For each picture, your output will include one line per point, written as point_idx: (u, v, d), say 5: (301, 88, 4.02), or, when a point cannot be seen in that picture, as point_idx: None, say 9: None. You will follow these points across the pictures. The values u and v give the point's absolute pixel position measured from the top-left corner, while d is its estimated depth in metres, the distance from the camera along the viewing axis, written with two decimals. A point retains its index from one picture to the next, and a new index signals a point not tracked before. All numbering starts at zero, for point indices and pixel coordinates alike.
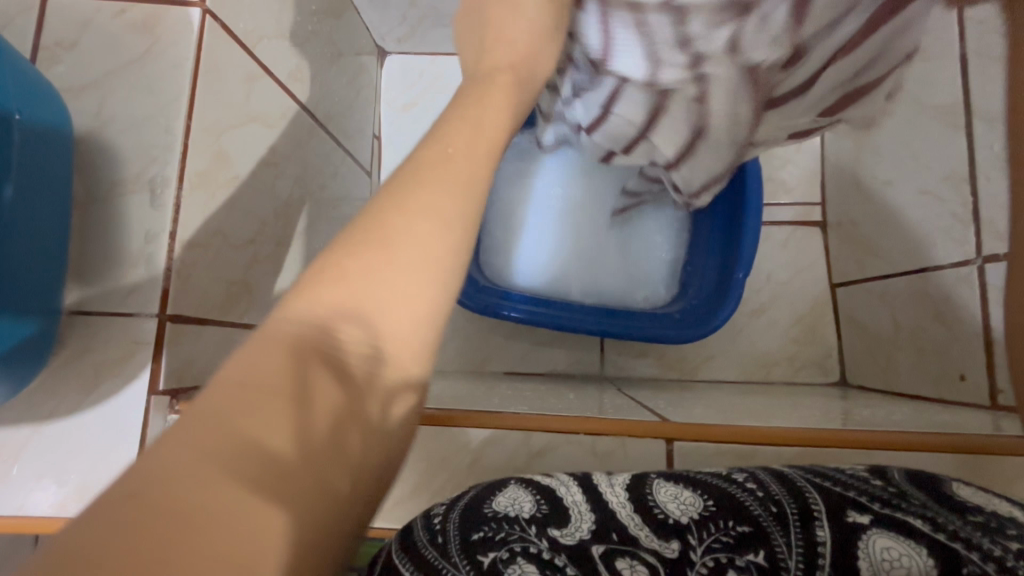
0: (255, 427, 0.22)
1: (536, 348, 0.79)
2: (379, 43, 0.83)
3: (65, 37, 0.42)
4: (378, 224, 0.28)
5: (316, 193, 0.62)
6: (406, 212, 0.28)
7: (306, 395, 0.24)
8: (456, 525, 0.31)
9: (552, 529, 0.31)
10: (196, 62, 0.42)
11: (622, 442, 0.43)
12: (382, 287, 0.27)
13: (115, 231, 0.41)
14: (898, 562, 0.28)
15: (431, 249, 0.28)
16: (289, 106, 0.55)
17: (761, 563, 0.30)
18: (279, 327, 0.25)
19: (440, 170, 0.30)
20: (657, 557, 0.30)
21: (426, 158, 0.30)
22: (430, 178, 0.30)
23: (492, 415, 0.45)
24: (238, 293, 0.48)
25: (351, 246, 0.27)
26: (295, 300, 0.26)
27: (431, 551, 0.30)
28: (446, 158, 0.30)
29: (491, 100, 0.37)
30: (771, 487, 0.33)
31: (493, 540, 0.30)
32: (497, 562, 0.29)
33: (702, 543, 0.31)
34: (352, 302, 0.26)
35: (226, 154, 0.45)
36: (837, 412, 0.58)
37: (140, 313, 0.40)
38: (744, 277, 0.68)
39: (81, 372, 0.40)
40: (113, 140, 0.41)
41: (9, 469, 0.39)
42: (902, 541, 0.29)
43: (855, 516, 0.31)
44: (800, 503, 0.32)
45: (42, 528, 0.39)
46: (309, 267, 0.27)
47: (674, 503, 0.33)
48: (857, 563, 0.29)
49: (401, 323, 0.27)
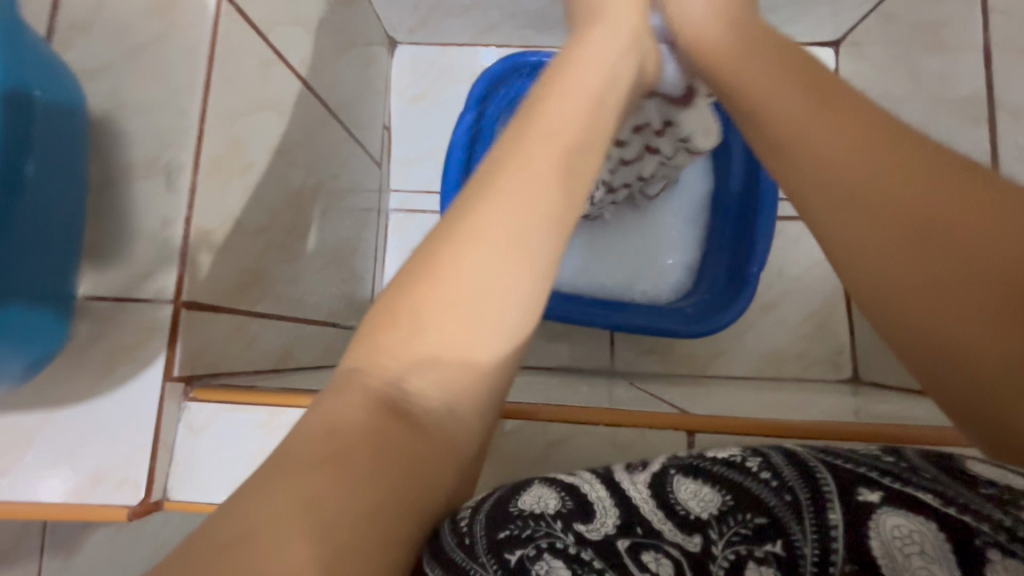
0: (328, 471, 0.25)
1: (548, 341, 0.79)
2: (390, 33, 0.82)
3: (80, 19, 0.41)
4: (445, 261, 0.31)
5: (326, 181, 0.62)
6: (454, 250, 0.31)
7: (372, 444, 0.27)
8: (484, 525, 0.29)
9: (577, 525, 0.30)
10: (210, 45, 0.41)
11: (640, 434, 0.42)
12: (445, 327, 0.29)
13: (131, 217, 0.40)
14: (910, 540, 0.28)
15: (489, 291, 0.30)
16: (302, 94, 0.55)
17: (779, 554, 0.29)
18: (357, 384, 0.28)
19: (507, 201, 0.32)
20: (681, 550, 0.29)
21: (481, 192, 0.33)
22: (496, 209, 0.32)
23: (511, 404, 0.44)
24: (249, 281, 0.48)
25: (416, 284, 0.30)
26: (359, 358, 0.29)
27: (460, 556, 0.28)
28: (501, 192, 0.33)
29: (563, 98, 0.38)
30: (784, 473, 0.31)
31: (519, 539, 0.29)
32: (524, 561, 0.28)
33: (722, 537, 0.30)
34: (406, 356, 0.29)
35: (239, 138, 0.45)
36: (850, 407, 0.58)
37: (155, 299, 0.39)
38: (758, 271, 0.67)
39: (95, 359, 0.40)
40: (129, 123, 0.41)
41: (22, 455, 0.39)
42: (912, 518, 0.28)
43: (865, 495, 0.30)
44: (813, 489, 0.30)
45: (59, 513, 0.39)
46: (371, 314, 0.31)
47: (695, 500, 0.31)
48: (869, 547, 0.29)
49: (456, 374, 0.29)
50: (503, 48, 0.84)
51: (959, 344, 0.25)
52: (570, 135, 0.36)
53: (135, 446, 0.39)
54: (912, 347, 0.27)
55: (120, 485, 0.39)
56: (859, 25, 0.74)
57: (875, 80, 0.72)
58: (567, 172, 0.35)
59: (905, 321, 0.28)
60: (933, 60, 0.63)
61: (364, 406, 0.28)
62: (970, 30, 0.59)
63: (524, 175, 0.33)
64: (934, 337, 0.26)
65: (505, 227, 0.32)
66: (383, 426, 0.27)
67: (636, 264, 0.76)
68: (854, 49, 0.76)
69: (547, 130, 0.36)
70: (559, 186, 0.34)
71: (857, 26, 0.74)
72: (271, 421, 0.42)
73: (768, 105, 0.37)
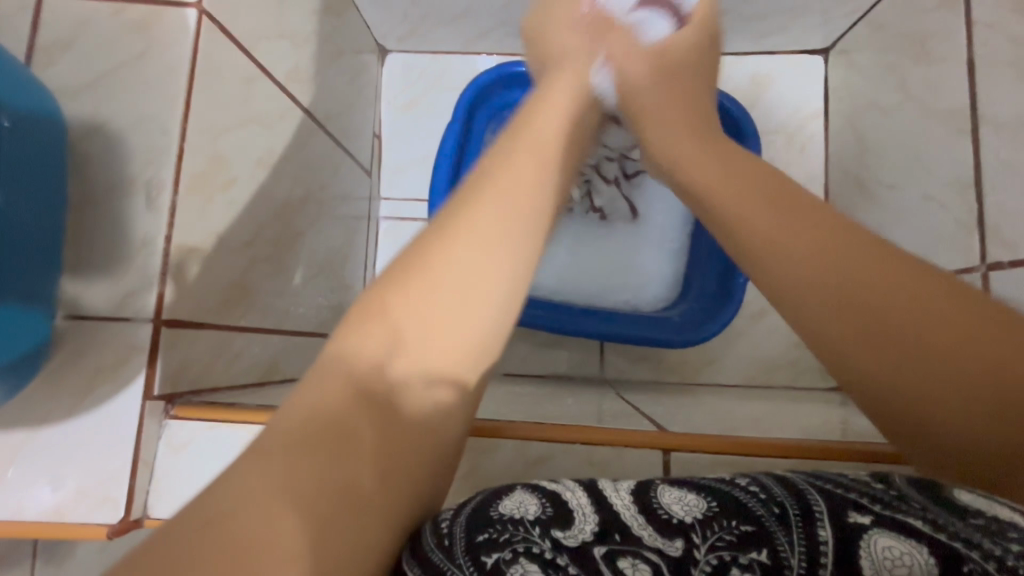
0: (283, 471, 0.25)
1: (538, 349, 0.79)
2: (380, 41, 0.82)
3: (61, 39, 0.41)
4: (422, 255, 0.32)
5: (314, 193, 0.62)
6: (447, 251, 0.31)
7: (342, 448, 0.26)
8: (462, 527, 0.30)
9: (555, 530, 0.30)
10: (192, 65, 0.42)
11: (618, 453, 0.43)
12: (425, 318, 0.30)
13: (111, 236, 0.40)
14: (899, 561, 0.27)
15: (472, 290, 0.31)
16: (289, 108, 0.55)
17: (764, 562, 0.29)
18: (341, 367, 0.28)
19: (497, 208, 0.34)
20: (660, 556, 0.29)
21: (479, 202, 0.34)
22: (470, 218, 0.33)
23: (491, 421, 0.45)
24: (234, 296, 0.48)
25: (408, 276, 0.31)
26: (347, 344, 0.29)
27: (437, 555, 0.29)
28: (498, 201, 0.34)
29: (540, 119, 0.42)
30: (773, 489, 0.32)
31: (497, 542, 0.29)
32: (499, 563, 0.29)
33: (706, 541, 0.30)
34: (394, 340, 0.29)
35: (223, 155, 0.45)
36: (837, 419, 0.58)
37: (136, 318, 0.40)
38: (745, 281, 0.67)
39: (77, 377, 0.40)
40: (110, 142, 0.41)
41: (4, 473, 0.39)
42: (903, 540, 0.27)
43: (856, 516, 0.29)
44: (803, 502, 0.30)
45: (39, 530, 0.39)
46: (354, 308, 0.30)
47: (678, 504, 0.32)
48: (859, 564, 0.28)
49: (435, 373, 0.29)
50: (495, 56, 0.84)
51: (888, 355, 0.30)
52: (539, 164, 0.38)
53: (116, 464, 0.40)
54: (869, 389, 0.30)
55: (101, 503, 0.39)
56: (849, 33, 0.75)
57: (864, 90, 0.72)
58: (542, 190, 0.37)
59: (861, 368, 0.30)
60: (917, 69, 0.62)
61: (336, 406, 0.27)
62: (955, 40, 0.56)
63: (505, 187, 0.35)
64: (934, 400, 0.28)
65: (494, 228, 0.33)
66: (359, 427, 0.27)
67: (625, 268, 0.77)
68: (844, 57, 0.76)
69: (532, 147, 0.39)
70: (530, 198, 0.36)
71: (846, 35, 0.75)
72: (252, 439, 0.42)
73: (744, 213, 0.38)
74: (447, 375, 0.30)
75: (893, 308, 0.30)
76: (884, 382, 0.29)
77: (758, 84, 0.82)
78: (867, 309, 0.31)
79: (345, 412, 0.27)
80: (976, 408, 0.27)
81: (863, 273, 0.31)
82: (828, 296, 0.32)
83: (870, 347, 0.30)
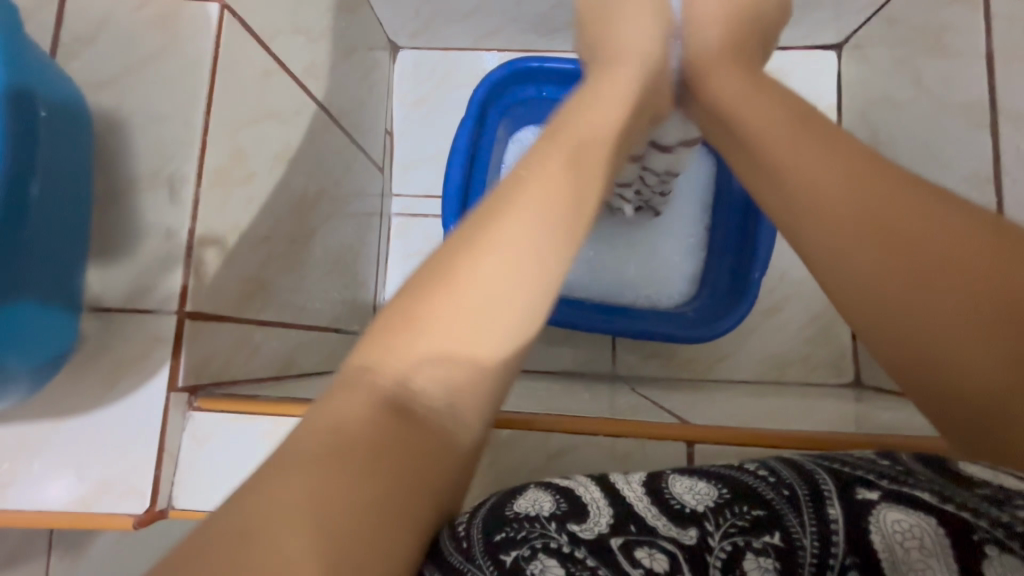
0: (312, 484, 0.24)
1: (551, 345, 0.79)
2: (392, 38, 0.82)
3: (83, 33, 0.41)
4: (451, 261, 0.30)
5: (329, 189, 0.62)
6: (476, 258, 0.30)
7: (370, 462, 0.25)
8: (479, 527, 0.31)
9: (571, 524, 0.31)
10: (214, 59, 0.42)
11: (641, 444, 0.43)
12: (451, 329, 0.28)
13: (134, 229, 0.40)
14: (910, 534, 0.27)
15: (501, 299, 0.30)
16: (304, 103, 0.55)
17: (778, 545, 0.29)
18: (369, 381, 0.27)
19: (529, 209, 0.32)
20: (675, 544, 0.29)
21: (509, 204, 0.32)
22: (501, 222, 0.32)
23: (511, 414, 0.45)
24: (253, 289, 0.48)
25: (431, 285, 0.30)
26: (373, 356, 0.28)
27: (457, 557, 0.29)
28: (528, 202, 0.33)
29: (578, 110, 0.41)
30: (783, 474, 0.32)
31: (514, 539, 0.30)
32: (519, 561, 0.29)
33: (719, 528, 0.30)
34: (419, 350, 0.28)
35: (242, 149, 0.45)
36: (852, 414, 0.58)
37: (160, 310, 0.40)
38: (760, 278, 0.67)
39: (101, 369, 0.40)
40: (133, 136, 0.41)
41: (29, 464, 0.39)
42: (911, 512, 0.27)
43: (864, 492, 0.29)
44: (811, 484, 0.31)
45: (64, 520, 0.39)
46: (381, 317, 0.30)
47: (689, 493, 0.32)
48: (872, 542, 0.28)
49: (462, 385, 0.28)
50: (506, 52, 0.84)
51: (923, 325, 0.30)
52: (574, 160, 0.36)
53: (140, 456, 0.40)
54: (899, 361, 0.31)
55: (125, 496, 0.40)
56: (862, 27, 0.74)
57: (878, 84, 0.72)
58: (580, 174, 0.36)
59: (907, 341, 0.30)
60: (932, 62, 0.62)
61: (366, 415, 0.27)
62: (974, 34, 0.56)
63: (542, 169, 0.34)
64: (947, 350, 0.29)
65: (524, 232, 0.32)
66: (389, 436, 0.26)
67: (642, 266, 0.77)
68: (857, 52, 0.76)
69: (570, 141, 0.37)
70: (565, 198, 0.34)
71: (859, 29, 0.75)
72: (275, 430, 0.43)
73: (787, 171, 0.38)
74: (475, 388, 0.28)
75: (909, 283, 0.31)
76: (922, 361, 0.30)
77: None
78: (883, 271, 0.32)
79: (374, 425, 0.26)
80: (989, 365, 0.27)
81: (895, 223, 0.32)
82: (855, 246, 0.33)
83: (912, 315, 0.30)
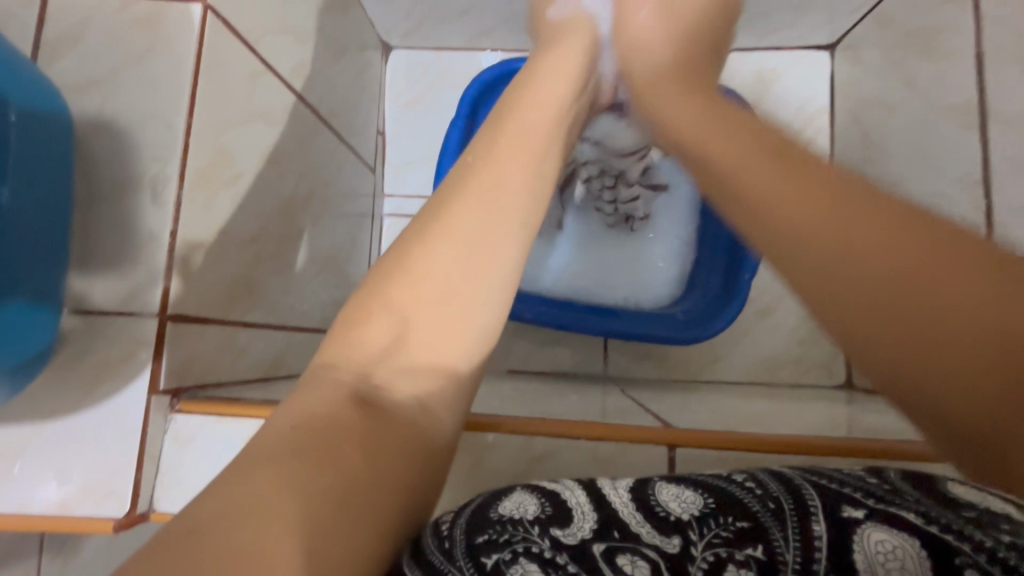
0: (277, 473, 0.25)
1: (542, 347, 0.79)
2: (384, 38, 0.82)
3: (67, 35, 0.41)
4: (409, 254, 0.33)
5: (318, 190, 0.62)
6: (430, 252, 0.33)
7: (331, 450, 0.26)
8: (463, 530, 0.31)
9: (554, 529, 0.31)
10: (197, 60, 0.42)
11: (624, 449, 0.43)
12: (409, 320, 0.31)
13: (117, 232, 0.40)
14: (892, 555, 0.27)
15: (456, 286, 0.33)
16: (292, 104, 0.55)
17: (761, 559, 0.29)
18: (329, 376, 0.29)
19: (479, 204, 0.35)
20: (658, 552, 0.30)
21: (457, 200, 0.35)
22: (455, 217, 0.34)
23: (495, 418, 0.45)
24: (239, 292, 0.48)
25: (390, 280, 0.32)
26: (332, 350, 0.31)
27: (437, 556, 0.29)
28: (476, 197, 0.36)
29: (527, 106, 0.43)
30: (769, 485, 0.32)
31: (497, 543, 0.30)
32: (499, 564, 0.29)
33: (702, 538, 0.30)
34: (382, 336, 0.31)
35: (226, 150, 0.45)
36: (842, 417, 0.57)
37: (143, 313, 0.40)
38: (750, 278, 0.67)
39: (83, 372, 0.40)
40: (116, 138, 0.41)
41: (11, 467, 0.39)
42: (895, 533, 0.28)
43: (850, 510, 0.30)
44: (797, 499, 0.31)
45: (46, 524, 0.39)
46: (342, 315, 0.32)
47: (675, 502, 0.32)
48: (852, 559, 0.28)
49: (423, 366, 0.31)
50: (499, 52, 0.84)
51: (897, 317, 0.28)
52: (522, 159, 0.39)
53: (122, 459, 0.40)
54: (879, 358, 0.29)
55: (106, 498, 0.39)
56: (855, 28, 0.74)
57: (870, 85, 0.71)
58: (528, 186, 0.39)
59: (872, 328, 0.29)
60: (925, 64, 0.62)
61: (330, 404, 0.28)
62: (965, 35, 0.55)
63: (489, 168, 0.37)
64: (932, 366, 0.26)
65: (474, 224, 0.35)
66: (356, 427, 0.28)
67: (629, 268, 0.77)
68: (850, 52, 0.76)
69: (517, 140, 0.40)
70: (510, 196, 0.37)
71: (852, 30, 0.74)
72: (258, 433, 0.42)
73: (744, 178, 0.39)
74: (441, 361, 0.31)
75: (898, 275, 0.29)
76: (900, 354, 0.28)
77: (763, 82, 0.81)
78: (852, 256, 0.31)
79: (336, 414, 0.28)
80: (967, 353, 0.25)
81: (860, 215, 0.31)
82: (832, 242, 0.32)
83: (889, 303, 0.29)
